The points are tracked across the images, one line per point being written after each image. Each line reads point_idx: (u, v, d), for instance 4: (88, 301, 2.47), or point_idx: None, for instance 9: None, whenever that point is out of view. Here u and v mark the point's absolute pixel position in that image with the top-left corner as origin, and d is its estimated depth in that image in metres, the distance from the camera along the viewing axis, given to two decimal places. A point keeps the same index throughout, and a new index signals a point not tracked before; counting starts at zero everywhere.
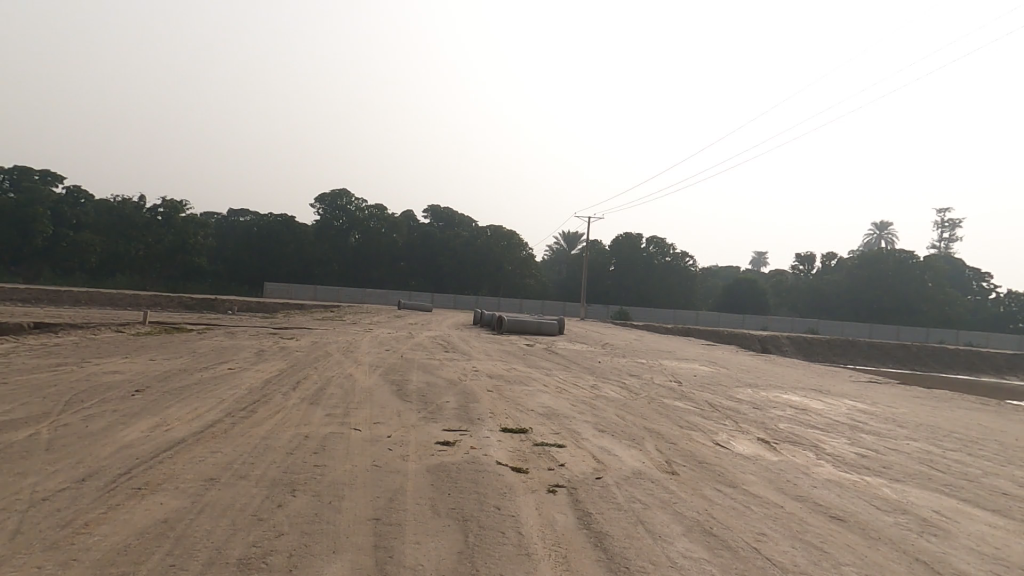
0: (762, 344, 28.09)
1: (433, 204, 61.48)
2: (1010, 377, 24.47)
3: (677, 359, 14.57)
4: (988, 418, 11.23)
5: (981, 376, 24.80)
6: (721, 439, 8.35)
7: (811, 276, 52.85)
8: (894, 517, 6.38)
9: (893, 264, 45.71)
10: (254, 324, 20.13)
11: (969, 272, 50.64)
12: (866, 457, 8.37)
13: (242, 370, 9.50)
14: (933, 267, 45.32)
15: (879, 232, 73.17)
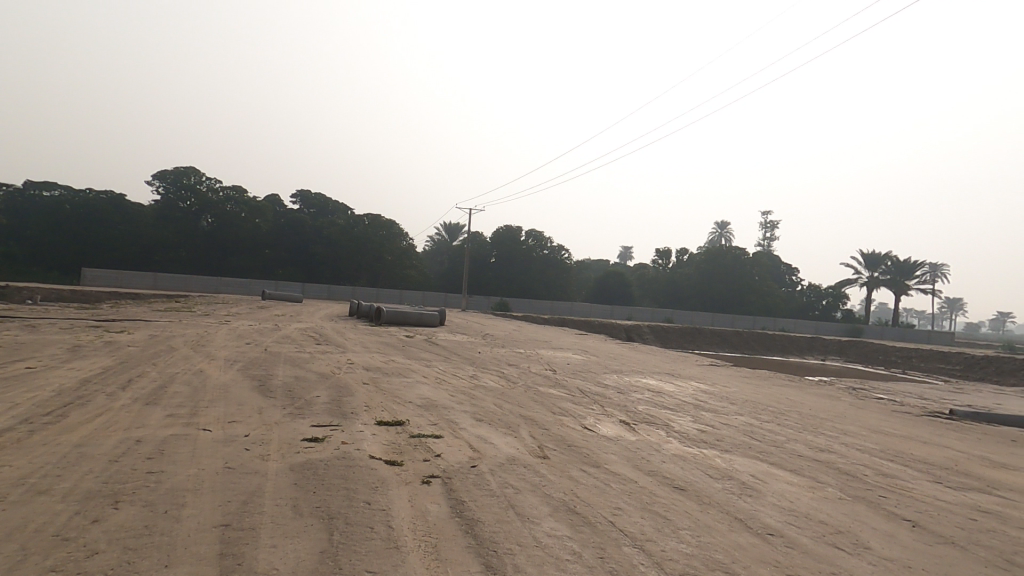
0: (626, 333, 30.55)
1: (304, 190, 57.95)
2: (812, 356, 29.32)
3: (552, 348, 15.31)
4: (799, 393, 13.38)
5: (793, 356, 29.37)
6: (588, 423, 8.96)
7: (668, 269, 58.45)
8: (722, 483, 7.37)
9: (731, 260, 52.13)
10: (70, 316, 17.37)
11: (783, 267, 59.32)
12: (705, 432, 9.53)
13: (47, 369, 8.11)
14: (761, 263, 52.45)
15: (720, 232, 82.86)
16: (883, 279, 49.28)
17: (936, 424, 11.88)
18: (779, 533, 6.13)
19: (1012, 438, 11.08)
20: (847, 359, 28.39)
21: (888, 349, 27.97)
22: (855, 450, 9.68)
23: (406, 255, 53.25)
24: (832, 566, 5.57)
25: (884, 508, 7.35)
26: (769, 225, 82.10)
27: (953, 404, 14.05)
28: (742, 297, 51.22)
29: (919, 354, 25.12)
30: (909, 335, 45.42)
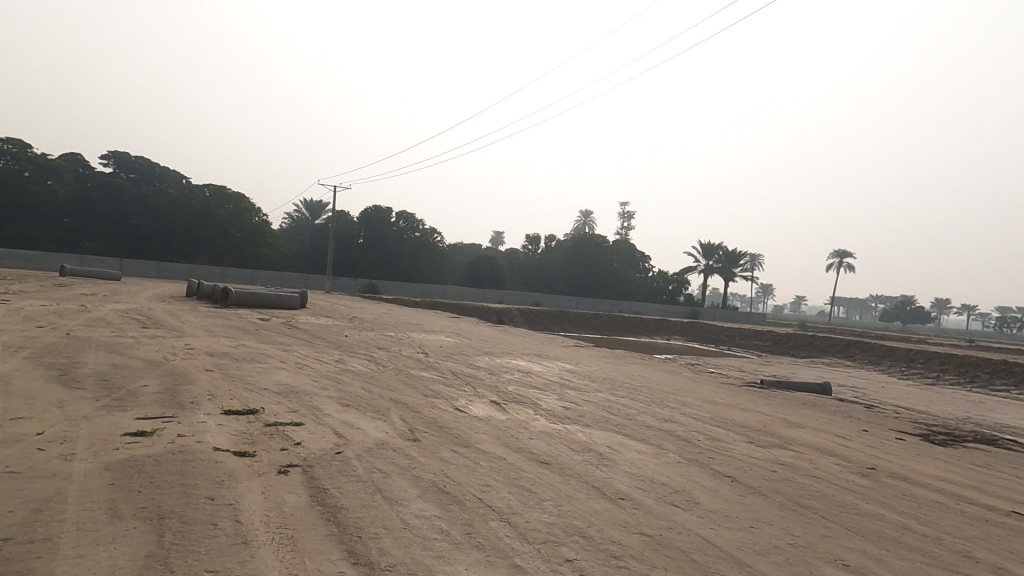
0: (497, 316, 31.38)
1: (120, 152, 50.03)
2: (660, 335, 32.69)
3: (424, 331, 15.12)
4: (649, 370, 14.84)
5: (644, 336, 32.44)
6: (459, 404, 8.99)
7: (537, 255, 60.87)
8: (582, 455, 7.89)
9: (594, 248, 55.81)
10: None
11: (637, 255, 65.03)
12: (569, 409, 10.12)
13: None
14: (619, 251, 56.91)
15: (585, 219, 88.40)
16: (717, 268, 56.35)
17: (753, 392, 13.97)
18: (629, 496, 6.75)
19: (806, 401, 13.44)
20: (687, 338, 32.14)
21: (717, 328, 32.17)
22: (692, 418, 11.00)
23: (261, 232, 48.61)
24: (670, 522, 6.27)
25: (711, 467, 8.47)
26: (627, 214, 89.35)
27: (765, 374, 16.64)
28: (601, 282, 55.04)
29: (742, 332, 29.26)
30: (733, 317, 52.64)
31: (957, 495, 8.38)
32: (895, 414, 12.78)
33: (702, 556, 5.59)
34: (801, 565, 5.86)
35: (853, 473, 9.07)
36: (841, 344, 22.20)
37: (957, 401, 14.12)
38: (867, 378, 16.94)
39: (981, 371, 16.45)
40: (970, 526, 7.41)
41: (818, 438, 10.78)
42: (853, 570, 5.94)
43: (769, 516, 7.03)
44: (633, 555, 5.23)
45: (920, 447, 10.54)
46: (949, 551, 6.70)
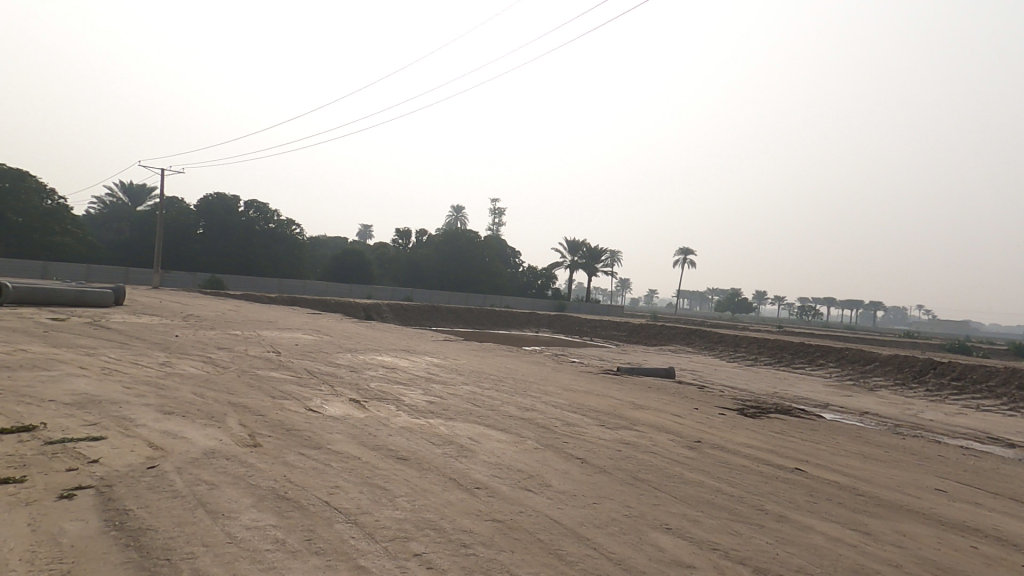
0: (364, 313, 30.47)
1: None
2: (528, 328, 34.07)
3: (277, 328, 14.14)
4: (514, 361, 15.38)
5: (513, 329, 33.57)
6: (313, 404, 8.55)
7: (409, 249, 60.03)
8: (442, 448, 7.90)
9: (466, 243, 56.32)
10: None
11: (508, 251, 67.02)
12: (433, 403, 10.09)
13: None
14: (491, 246, 58.12)
15: (456, 215, 88.93)
16: (581, 264, 60.10)
17: (608, 378, 15.12)
18: (484, 485, 6.93)
19: (653, 384, 14.86)
20: (554, 330, 33.90)
21: (578, 319, 34.35)
22: (551, 406, 11.60)
23: (54, 217, 41.58)
24: (522, 506, 6.57)
25: (564, 451, 9.02)
26: (498, 212, 91.25)
27: (620, 362, 18.12)
28: (474, 277, 55.74)
29: (602, 323, 31.59)
30: (596, 309, 56.55)
31: (763, 459, 9.84)
32: (721, 392, 14.66)
33: (547, 535, 5.93)
34: (633, 533, 6.47)
35: (686, 447, 10.21)
36: (683, 332, 24.93)
37: (769, 378, 16.60)
38: (704, 362, 19.18)
39: (785, 352, 19.54)
40: (770, 484, 8.75)
41: (659, 418, 11.98)
42: (676, 533, 6.69)
43: (611, 492, 7.66)
44: (483, 542, 5.40)
45: (738, 420, 12.21)
46: (755, 508, 7.84)
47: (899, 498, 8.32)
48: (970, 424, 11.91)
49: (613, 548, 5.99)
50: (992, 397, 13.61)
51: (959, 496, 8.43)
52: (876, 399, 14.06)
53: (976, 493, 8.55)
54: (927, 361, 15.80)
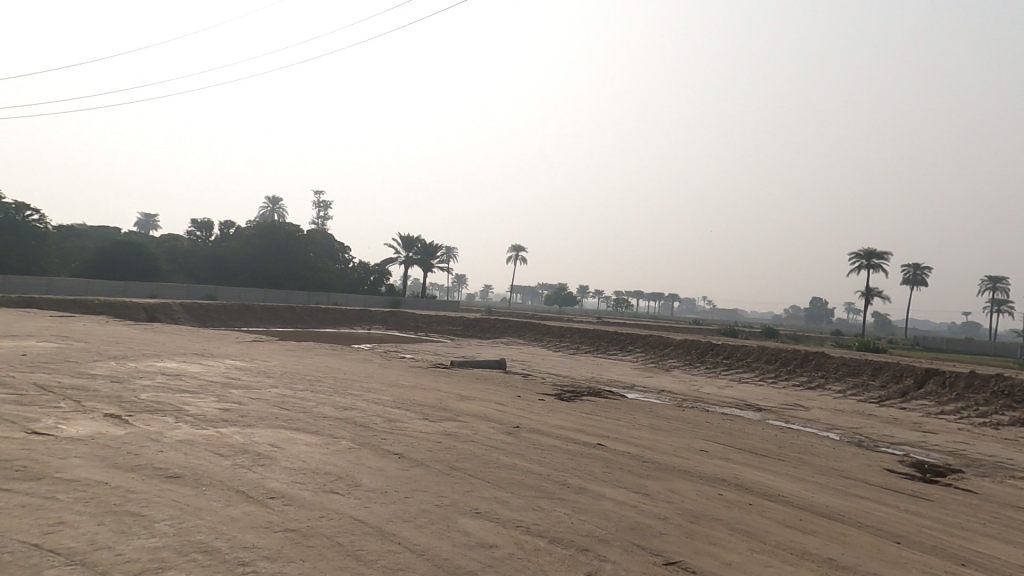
0: (148, 313, 26.59)
1: None
2: (358, 325, 32.92)
3: (10, 337, 11.59)
4: (334, 359, 14.68)
5: (341, 327, 32.12)
6: (44, 427, 7.13)
7: (214, 243, 53.86)
8: (231, 458, 7.15)
9: (285, 236, 52.49)
10: None
11: (337, 246, 64.02)
12: (226, 410, 9.12)
13: None
14: (315, 240, 54.89)
15: (273, 206, 82.06)
16: (416, 259, 59.95)
17: (435, 372, 15.22)
18: (280, 493, 6.38)
19: (480, 376, 15.35)
20: (388, 326, 33.30)
21: (409, 315, 34.21)
22: (373, 403, 11.27)
23: None
24: (322, 510, 6.18)
25: (381, 448, 8.75)
26: (322, 207, 86.75)
27: (453, 355, 18.41)
28: (298, 272, 51.99)
29: (436, 318, 31.86)
30: (430, 305, 56.69)
31: (572, 438, 10.60)
32: (542, 379, 15.69)
33: (348, 537, 5.64)
34: (441, 522, 6.38)
35: (503, 433, 10.60)
36: (513, 326, 26.25)
37: (585, 364, 18.25)
38: (531, 352, 20.43)
39: (600, 341, 21.70)
40: (576, 461, 9.36)
41: (482, 407, 12.35)
42: (483, 516, 6.72)
43: (426, 484, 7.53)
44: (266, 556, 4.97)
45: (554, 404, 13.17)
46: (562, 483, 8.28)
47: (674, 461, 9.68)
48: (732, 394, 14.45)
49: (417, 539, 5.83)
50: (749, 370, 16.73)
51: (717, 454, 10.13)
52: (669, 377, 16.33)
53: (730, 451, 10.35)
54: (706, 343, 18.83)
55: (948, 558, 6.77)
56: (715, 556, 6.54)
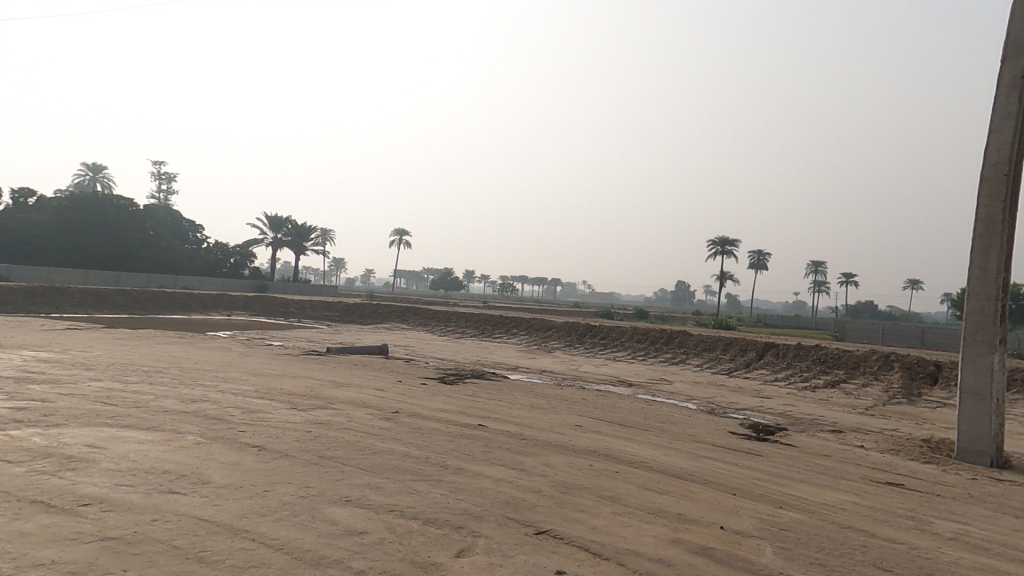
0: None
1: None
2: (212, 311, 29.99)
3: None
4: (180, 348, 13.21)
5: (191, 313, 29.04)
6: None
7: (18, 216, 45.41)
8: (28, 465, 6.08)
9: (112, 210, 45.92)
10: None
11: (184, 224, 57.36)
12: (26, 410, 7.75)
13: None
14: (153, 215, 48.72)
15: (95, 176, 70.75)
16: (285, 241, 56.03)
17: (305, 359, 14.31)
18: (96, 499, 5.54)
19: (358, 362, 14.72)
20: (251, 312, 30.79)
21: (278, 300, 31.84)
22: (228, 394, 10.28)
23: None
24: (154, 513, 5.46)
25: (238, 441, 7.98)
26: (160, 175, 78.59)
27: (329, 341, 17.47)
28: (128, 252, 45.86)
29: (310, 303, 30.11)
30: (290, 290, 52.77)
31: (452, 420, 10.51)
32: (424, 364, 15.46)
33: (189, 539, 5.04)
34: (304, 513, 5.94)
35: (381, 419, 10.21)
36: (396, 311, 25.63)
37: (469, 348, 18.32)
38: (415, 337, 20.07)
39: (485, 325, 21.90)
40: (454, 442, 9.22)
41: (358, 393, 11.84)
42: (353, 503, 6.37)
43: (293, 476, 6.97)
44: (73, 571, 4.28)
45: (436, 388, 13.03)
46: (439, 463, 8.14)
47: (551, 437, 10.01)
48: (607, 371, 15.37)
49: (274, 534, 5.37)
50: (622, 349, 17.91)
51: (591, 428, 10.69)
52: (549, 358, 16.94)
53: (602, 424, 10.98)
54: (585, 325, 19.81)
55: (775, 504, 7.76)
56: (582, 521, 6.87)
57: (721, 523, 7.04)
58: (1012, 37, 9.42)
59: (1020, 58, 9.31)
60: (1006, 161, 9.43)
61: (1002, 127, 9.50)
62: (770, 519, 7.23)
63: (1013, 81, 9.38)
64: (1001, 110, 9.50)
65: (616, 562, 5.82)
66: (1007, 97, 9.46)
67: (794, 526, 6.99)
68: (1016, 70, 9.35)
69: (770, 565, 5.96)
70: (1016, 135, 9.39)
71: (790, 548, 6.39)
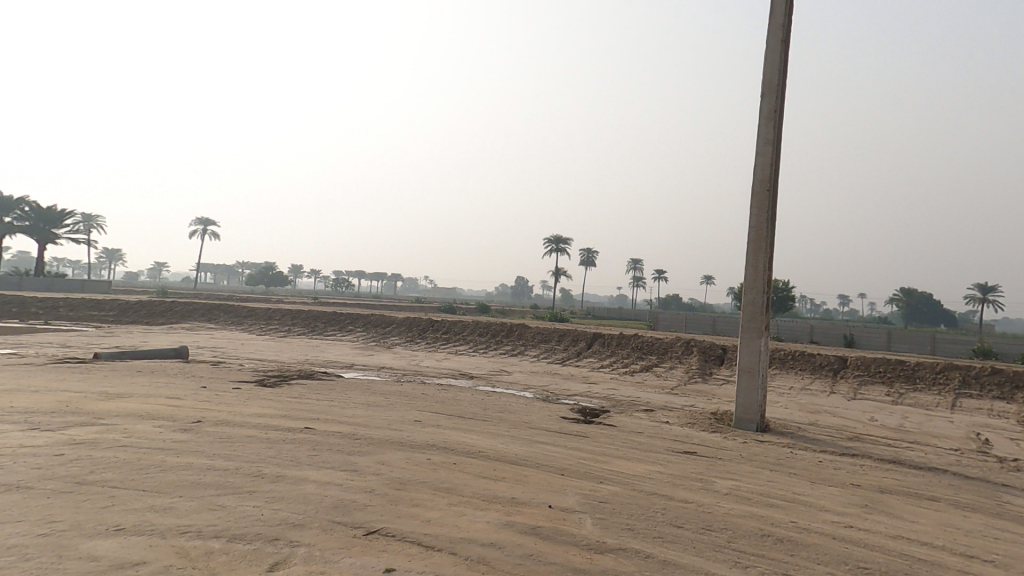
0: None
1: None
2: None
3: None
4: None
5: None
6: None
7: None
8: None
9: None
10: None
11: None
12: None
13: None
14: None
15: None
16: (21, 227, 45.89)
17: (65, 371, 12.13)
18: None
19: (142, 369, 12.97)
20: None
21: (36, 299, 26.49)
22: None
23: None
24: None
25: None
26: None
27: (101, 348, 15.01)
28: None
29: (71, 303, 25.58)
30: (28, 286, 43.58)
31: (272, 425, 9.74)
32: (243, 367, 14.12)
33: None
34: (48, 553, 5.05)
35: (176, 431, 9.04)
36: (203, 310, 23.15)
37: (301, 348, 17.12)
38: (227, 338, 18.28)
39: (321, 322, 20.68)
40: (274, 449, 8.55)
41: (145, 404, 10.36)
42: (126, 532, 5.58)
43: (22, 510, 5.87)
44: None
45: (253, 391, 11.99)
46: (246, 474, 7.48)
47: (386, 434, 9.84)
48: (448, 365, 15.60)
49: None
50: (465, 342, 18.33)
51: (430, 422, 10.76)
52: (390, 355, 16.61)
53: (440, 417, 11.12)
54: (426, 320, 19.83)
55: (596, 479, 8.59)
56: (416, 516, 6.87)
57: (549, 502, 7.59)
58: (767, 78, 11.46)
59: (774, 97, 11.39)
60: (767, 181, 11.53)
61: (764, 151, 11.56)
62: (591, 494, 7.99)
63: (770, 115, 11.44)
64: (763, 138, 11.56)
65: (448, 551, 5.93)
66: (766, 128, 11.52)
67: (611, 498, 7.81)
68: (772, 106, 11.42)
69: (589, 535, 6.56)
70: (773, 160, 11.52)
71: (606, 518, 7.11)
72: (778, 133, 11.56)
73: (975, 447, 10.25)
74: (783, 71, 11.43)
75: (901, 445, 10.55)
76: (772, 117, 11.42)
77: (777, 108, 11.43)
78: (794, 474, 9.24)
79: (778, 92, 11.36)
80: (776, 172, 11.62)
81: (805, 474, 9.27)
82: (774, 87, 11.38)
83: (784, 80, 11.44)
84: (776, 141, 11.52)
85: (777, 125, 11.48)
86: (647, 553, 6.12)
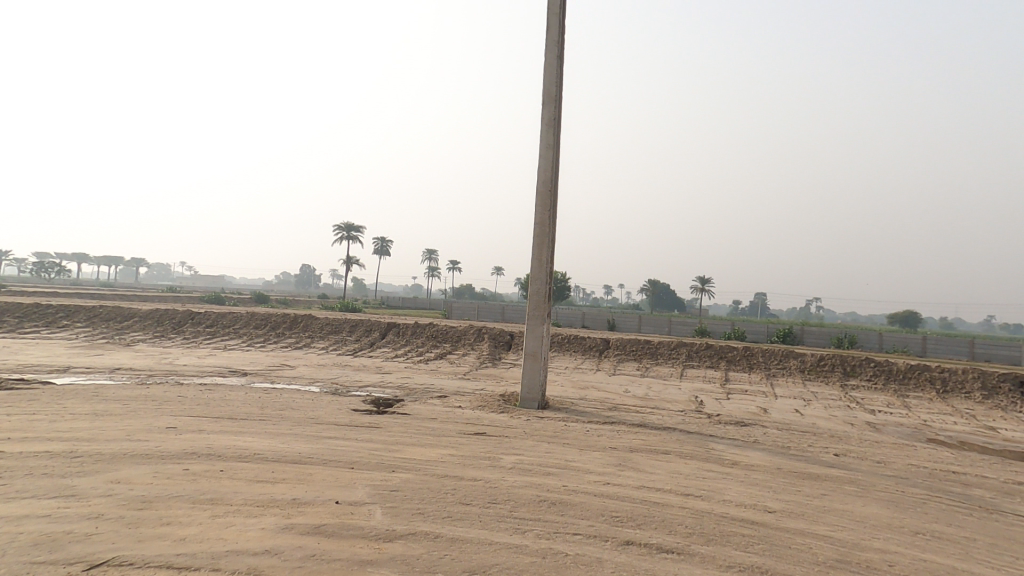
0: None
1: None
2: None
3: None
4: None
5: None
6: None
7: None
8: None
9: None
10: None
11: None
12: None
13: None
14: None
15: None
16: None
17: None
18: None
19: None
20: None
21: None
22: None
23: None
24: None
25: None
26: None
27: None
28: None
29: None
30: None
31: None
32: None
33: None
34: None
35: None
36: None
37: None
38: None
39: (16, 318, 17.44)
40: None
41: None
42: None
43: None
44: None
45: None
46: None
47: (122, 447, 8.28)
48: (213, 362, 13.83)
49: None
50: (237, 337, 16.59)
51: (187, 428, 9.40)
52: (128, 353, 14.21)
53: (202, 422, 9.79)
54: (184, 313, 17.73)
55: (387, 469, 8.47)
56: (167, 536, 5.82)
57: (336, 498, 7.15)
58: (547, 88, 12.57)
59: (554, 105, 12.57)
60: (549, 181, 12.69)
61: (545, 154, 12.69)
62: (381, 484, 7.79)
63: (550, 121, 12.59)
64: (544, 142, 12.66)
65: (209, 570, 5.18)
66: (547, 133, 12.65)
67: (401, 486, 7.73)
68: (552, 113, 12.58)
69: (378, 525, 6.29)
70: (553, 163, 12.71)
71: (397, 506, 6.93)
72: (557, 138, 12.78)
73: (694, 407, 12.85)
74: (560, 83, 12.67)
75: (646, 411, 12.66)
76: (551, 123, 12.59)
77: (555, 115, 12.62)
78: (566, 444, 10.41)
79: (556, 100, 12.57)
80: (556, 174, 12.85)
81: (575, 443, 10.49)
82: (553, 96, 12.57)
83: (561, 91, 12.71)
84: (554, 145, 12.72)
85: (556, 131, 12.68)
86: (436, 534, 6.09)
